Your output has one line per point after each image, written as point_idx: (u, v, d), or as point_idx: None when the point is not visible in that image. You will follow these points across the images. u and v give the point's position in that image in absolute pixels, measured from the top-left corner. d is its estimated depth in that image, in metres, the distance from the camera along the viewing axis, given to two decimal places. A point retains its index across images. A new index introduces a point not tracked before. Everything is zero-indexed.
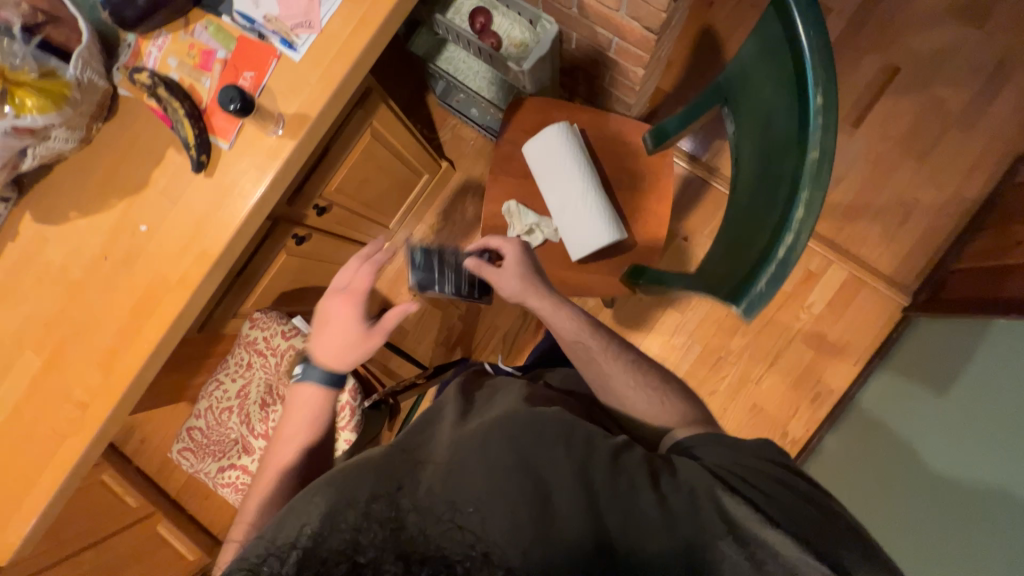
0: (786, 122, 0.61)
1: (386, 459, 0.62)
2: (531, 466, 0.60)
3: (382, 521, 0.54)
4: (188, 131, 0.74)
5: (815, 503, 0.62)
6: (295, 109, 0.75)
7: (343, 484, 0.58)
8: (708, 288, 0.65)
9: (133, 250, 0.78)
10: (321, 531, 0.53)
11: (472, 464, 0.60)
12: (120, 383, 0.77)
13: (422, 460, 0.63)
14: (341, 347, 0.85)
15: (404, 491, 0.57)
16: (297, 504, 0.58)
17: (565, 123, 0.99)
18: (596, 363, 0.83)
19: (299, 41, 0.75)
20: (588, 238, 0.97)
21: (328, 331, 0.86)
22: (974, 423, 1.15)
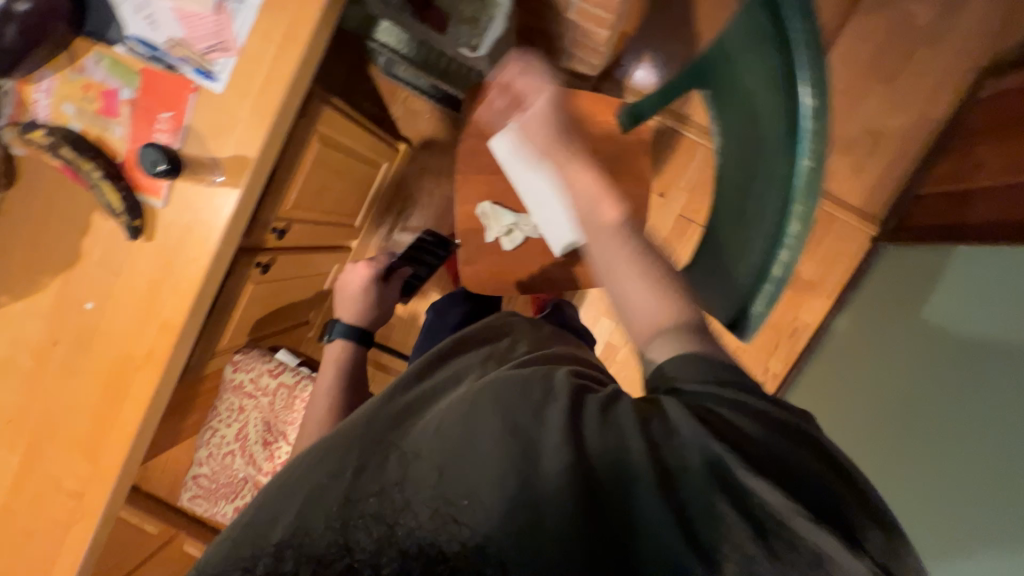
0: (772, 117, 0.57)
1: (356, 430, 0.51)
2: (519, 430, 0.45)
3: (351, 517, 0.44)
4: (112, 195, 0.65)
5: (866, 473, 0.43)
6: (231, 152, 0.66)
7: (308, 472, 0.49)
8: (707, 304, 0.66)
9: (83, 330, 0.71)
10: (291, 531, 0.45)
11: (450, 433, 0.47)
12: (110, 468, 0.74)
13: (392, 431, 0.51)
14: (358, 301, 0.99)
15: (377, 476, 0.47)
16: (269, 492, 0.49)
17: (531, 111, 0.91)
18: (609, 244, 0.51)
19: (216, 68, 0.64)
20: (571, 234, 0.93)
21: (349, 291, 1.00)
22: (992, 332, 1.04)
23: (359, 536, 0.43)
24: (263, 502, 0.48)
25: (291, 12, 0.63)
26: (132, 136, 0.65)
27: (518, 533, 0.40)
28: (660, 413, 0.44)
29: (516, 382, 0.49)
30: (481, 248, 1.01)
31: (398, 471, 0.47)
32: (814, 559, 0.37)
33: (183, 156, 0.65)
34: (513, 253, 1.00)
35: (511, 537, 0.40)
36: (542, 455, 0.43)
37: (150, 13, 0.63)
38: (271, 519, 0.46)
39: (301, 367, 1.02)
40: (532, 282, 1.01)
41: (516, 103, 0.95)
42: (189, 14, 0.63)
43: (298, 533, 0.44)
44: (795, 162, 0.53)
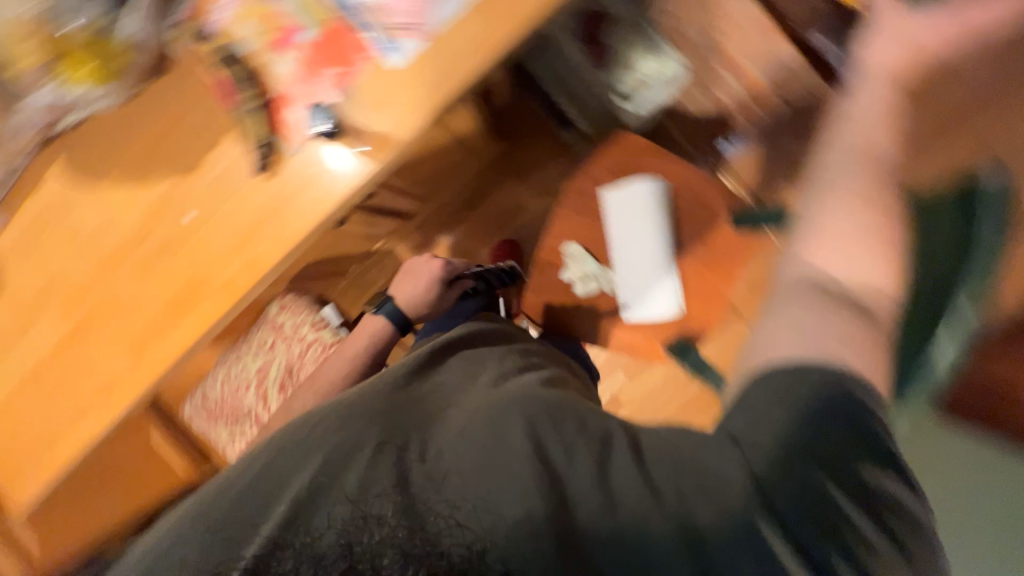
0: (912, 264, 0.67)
1: (353, 421, 0.50)
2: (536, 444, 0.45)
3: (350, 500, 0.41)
4: (259, 129, 0.66)
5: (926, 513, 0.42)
6: (380, 129, 0.65)
7: (296, 463, 0.47)
8: None
9: (174, 237, 0.71)
10: (286, 536, 0.39)
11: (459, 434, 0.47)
12: (146, 374, 0.74)
13: (394, 419, 0.50)
14: (417, 293, 0.98)
15: (381, 459, 0.45)
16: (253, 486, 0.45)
17: (653, 181, 0.93)
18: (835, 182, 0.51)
19: (401, 45, 0.64)
20: (648, 307, 0.96)
21: (413, 280, 0.99)
22: None
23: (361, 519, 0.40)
24: (231, 496, 0.45)
25: (492, 21, 0.63)
26: (297, 80, 0.65)
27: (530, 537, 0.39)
28: (695, 463, 0.42)
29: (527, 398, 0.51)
30: (554, 284, 1.00)
31: (406, 457, 0.45)
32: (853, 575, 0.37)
33: (337, 116, 0.65)
34: (583, 301, 0.99)
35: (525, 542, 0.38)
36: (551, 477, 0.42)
37: None
38: (246, 510, 0.43)
39: (342, 329, 1.02)
40: (590, 334, 1.00)
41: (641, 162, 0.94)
42: None
43: (292, 531, 0.40)
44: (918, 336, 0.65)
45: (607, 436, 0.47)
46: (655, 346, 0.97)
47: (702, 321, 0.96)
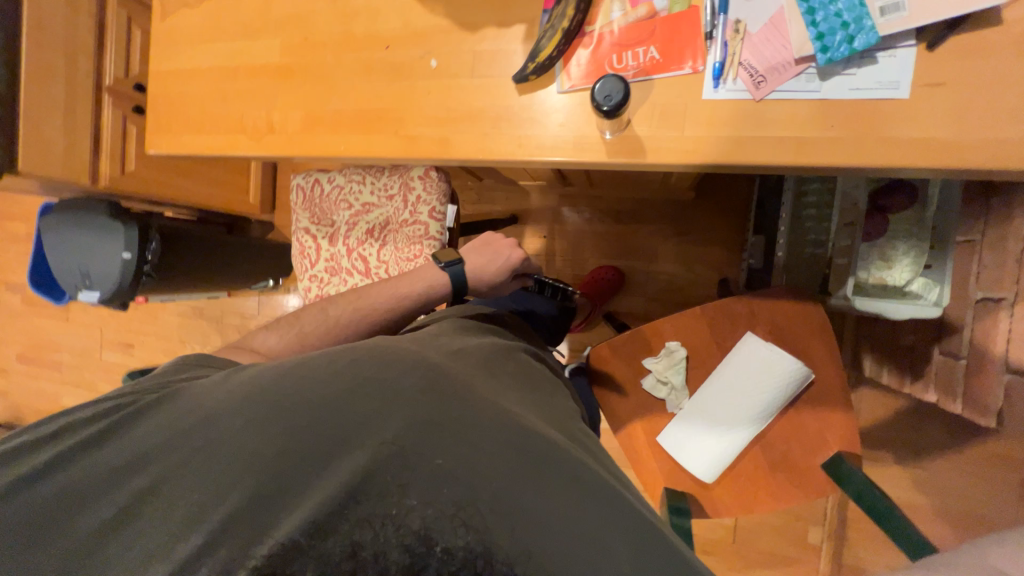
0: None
1: (348, 401, 0.51)
2: (531, 517, 0.45)
3: (366, 498, 0.46)
4: (548, 43, 0.61)
5: None
6: (639, 134, 0.60)
7: (338, 418, 0.50)
8: None
9: (408, 67, 0.71)
10: (298, 524, 0.44)
11: (461, 455, 0.48)
12: (303, 148, 0.78)
13: (396, 406, 0.50)
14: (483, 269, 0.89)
15: (381, 461, 0.47)
16: (263, 444, 0.48)
17: (801, 367, 0.84)
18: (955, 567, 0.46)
19: (729, 82, 0.57)
20: (687, 457, 0.90)
21: (488, 255, 0.89)
22: None
23: (375, 529, 0.45)
24: (240, 445, 0.49)
25: (825, 132, 0.54)
26: (617, 33, 0.61)
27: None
28: None
29: (521, 438, 0.50)
30: (629, 357, 0.95)
31: (413, 469, 0.47)
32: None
33: None
34: (639, 391, 0.95)
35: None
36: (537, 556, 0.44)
37: None
38: (257, 468, 0.47)
39: (447, 232, 1.02)
40: (617, 418, 0.96)
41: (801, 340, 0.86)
42: (780, 29, 0.54)
43: (316, 530, 0.44)
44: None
45: (588, 518, 0.46)
46: (657, 477, 0.93)
47: (713, 498, 0.91)
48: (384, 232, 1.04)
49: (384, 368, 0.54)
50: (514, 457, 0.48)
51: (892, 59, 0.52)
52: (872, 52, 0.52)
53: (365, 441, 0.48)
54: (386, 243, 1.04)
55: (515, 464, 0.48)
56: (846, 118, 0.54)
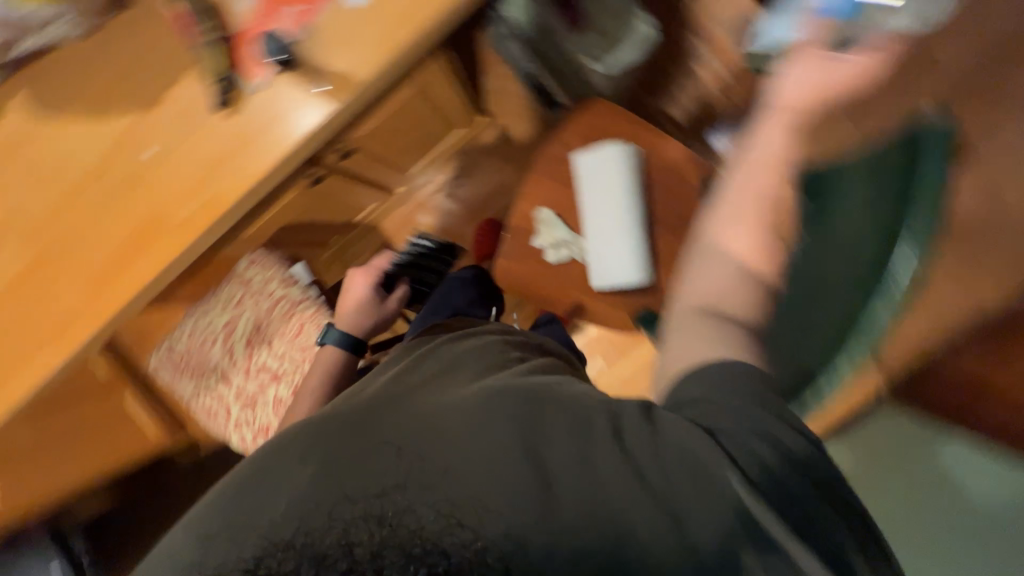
0: (850, 258, 0.48)
1: (346, 444, 0.50)
2: (536, 457, 0.45)
3: (350, 513, 0.42)
4: (217, 62, 0.66)
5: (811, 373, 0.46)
6: (342, 67, 0.65)
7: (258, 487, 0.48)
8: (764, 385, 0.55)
9: (131, 173, 0.71)
10: (293, 533, 0.42)
11: (450, 438, 0.48)
12: (103, 310, 0.73)
13: (313, 454, 0.50)
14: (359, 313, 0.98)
15: (369, 479, 0.45)
16: (265, 494, 0.48)
17: (626, 143, 0.92)
18: (732, 216, 0.52)
19: None
20: (615, 272, 0.93)
21: (347, 300, 1.00)
22: None
23: (369, 523, 0.41)
24: (251, 496, 0.48)
25: None
26: (257, 15, 0.65)
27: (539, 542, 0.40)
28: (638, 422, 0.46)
29: (516, 400, 0.52)
30: (524, 251, 0.99)
31: (399, 473, 0.45)
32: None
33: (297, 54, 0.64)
34: (553, 268, 0.99)
35: (533, 539, 0.41)
36: (555, 484, 0.44)
37: None
38: (259, 509, 0.46)
39: (311, 286, 1.03)
40: (558, 302, 1.00)
41: (614, 130, 0.95)
42: None
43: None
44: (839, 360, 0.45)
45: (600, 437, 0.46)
46: (622, 315, 0.97)
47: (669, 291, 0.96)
48: (260, 335, 1.00)
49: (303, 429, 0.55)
50: (510, 419, 0.49)
51: None
52: None
53: (355, 467, 0.47)
54: (269, 341, 1.00)
55: (512, 423, 0.49)
56: None
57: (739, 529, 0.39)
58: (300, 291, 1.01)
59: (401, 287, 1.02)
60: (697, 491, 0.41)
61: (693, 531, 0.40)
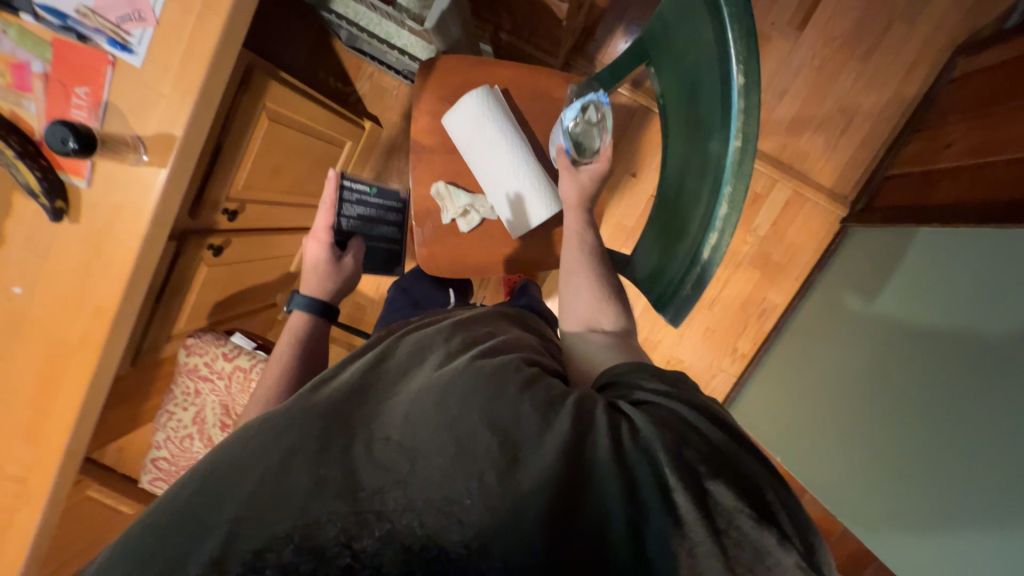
0: (709, 105, 0.56)
1: (329, 428, 0.44)
2: (506, 431, 0.42)
3: (341, 506, 0.39)
4: (27, 176, 0.62)
5: (707, 212, 0.54)
6: (157, 129, 0.63)
7: (212, 496, 0.41)
8: (656, 265, 0.63)
9: (13, 317, 0.69)
10: (291, 526, 0.38)
11: (423, 424, 0.43)
12: (52, 456, 0.73)
13: (269, 455, 0.42)
14: (317, 276, 0.97)
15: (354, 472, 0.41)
16: (239, 478, 0.42)
17: (483, 88, 0.88)
18: (572, 272, 0.70)
19: (133, 40, 0.61)
20: (528, 214, 0.91)
21: (311, 268, 0.98)
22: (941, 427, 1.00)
23: (360, 518, 0.38)
24: (226, 468, 0.43)
25: None
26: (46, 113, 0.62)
27: (518, 516, 0.38)
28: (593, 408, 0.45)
29: (485, 376, 0.46)
30: (437, 230, 0.98)
31: (382, 469, 0.41)
32: (754, 556, 0.38)
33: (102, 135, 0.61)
34: (470, 235, 0.98)
35: (511, 512, 0.38)
36: (528, 458, 0.40)
37: None
38: (231, 495, 0.41)
39: (257, 348, 1.02)
40: (488, 264, 0.99)
41: (471, 78, 0.92)
42: None
43: None
44: (720, 188, 0.53)
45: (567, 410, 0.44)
46: (551, 250, 0.97)
47: None
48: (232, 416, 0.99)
49: (258, 426, 0.46)
50: (478, 398, 0.44)
51: None
52: None
53: (339, 461, 0.42)
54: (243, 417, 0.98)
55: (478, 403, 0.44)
56: None
57: (677, 485, 0.39)
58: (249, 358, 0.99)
59: (355, 246, 1.03)
60: (642, 465, 0.41)
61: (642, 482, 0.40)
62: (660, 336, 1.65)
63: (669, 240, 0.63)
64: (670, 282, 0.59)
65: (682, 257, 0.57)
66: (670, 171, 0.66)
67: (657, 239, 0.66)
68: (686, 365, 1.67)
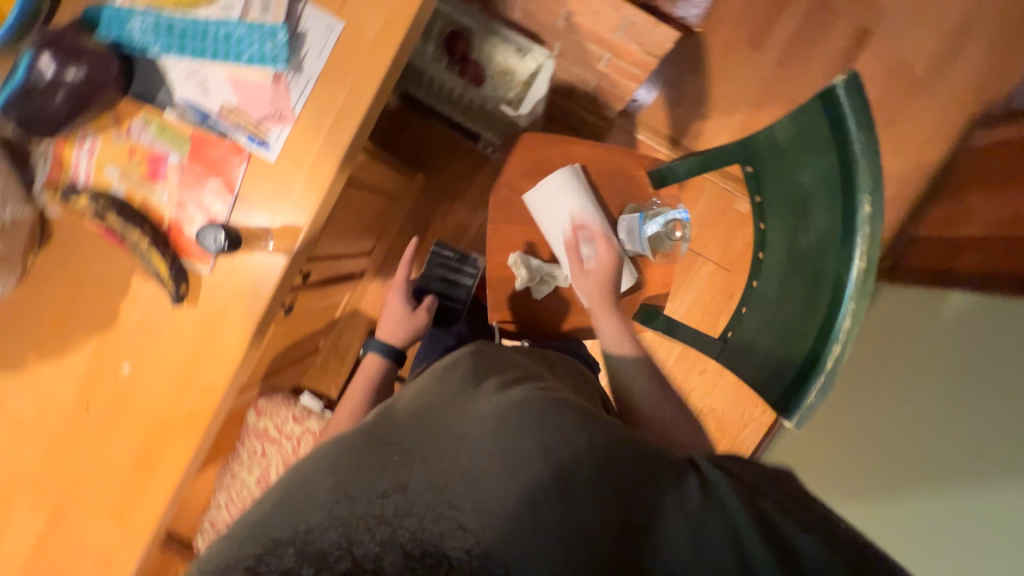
0: (823, 225, 0.60)
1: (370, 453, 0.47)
2: (539, 456, 0.44)
3: (355, 519, 0.39)
4: (155, 263, 0.63)
5: (826, 325, 0.57)
6: (286, 217, 0.65)
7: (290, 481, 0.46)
8: (764, 364, 0.66)
9: (118, 394, 0.69)
10: (297, 531, 0.39)
11: (469, 448, 0.45)
12: (140, 537, 0.71)
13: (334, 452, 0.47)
14: (397, 324, 1.00)
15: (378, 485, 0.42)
16: (286, 491, 0.44)
17: (568, 168, 0.94)
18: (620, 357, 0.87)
19: (271, 136, 0.63)
20: (604, 287, 0.95)
21: (388, 315, 1.01)
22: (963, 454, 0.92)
23: (370, 530, 0.38)
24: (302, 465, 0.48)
25: (345, 85, 0.62)
26: (179, 203, 0.64)
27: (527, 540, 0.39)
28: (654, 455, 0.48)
29: (538, 409, 0.49)
30: (510, 296, 1.00)
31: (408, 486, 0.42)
32: None
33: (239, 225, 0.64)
34: (543, 302, 0.99)
35: (525, 536, 0.39)
36: (564, 488, 0.42)
37: (203, 79, 0.62)
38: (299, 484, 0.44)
39: (324, 409, 1.03)
40: (559, 329, 1.00)
41: (550, 155, 0.97)
42: (245, 82, 0.62)
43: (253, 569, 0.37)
44: (840, 304, 0.56)
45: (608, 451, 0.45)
46: None
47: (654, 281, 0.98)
48: None
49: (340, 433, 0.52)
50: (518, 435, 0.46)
51: (310, 14, 0.61)
52: (295, 31, 0.61)
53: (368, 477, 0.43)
54: None
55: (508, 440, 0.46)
56: (341, 67, 0.62)
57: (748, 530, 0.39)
58: (318, 420, 1.00)
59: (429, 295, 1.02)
60: (680, 518, 0.41)
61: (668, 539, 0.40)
62: (693, 385, 1.62)
63: (776, 339, 0.65)
64: (785, 386, 0.61)
65: (800, 365, 0.60)
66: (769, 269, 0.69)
67: (759, 332, 0.69)
68: (721, 416, 1.62)
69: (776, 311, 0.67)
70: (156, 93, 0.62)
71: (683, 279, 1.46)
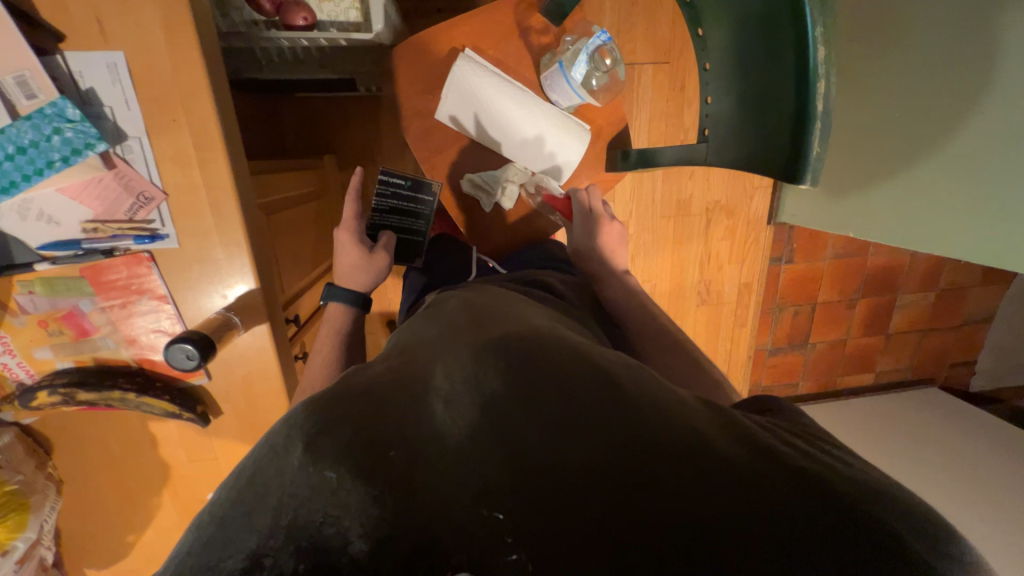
0: None
1: (353, 382, 0.36)
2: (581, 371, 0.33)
3: (343, 503, 0.27)
4: (156, 406, 0.59)
5: (812, 60, 0.49)
6: (235, 288, 0.59)
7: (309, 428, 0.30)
8: (756, 147, 0.61)
9: None
10: (287, 517, 0.26)
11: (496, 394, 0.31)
12: None
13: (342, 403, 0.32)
14: (355, 269, 0.78)
15: (365, 428, 0.30)
16: (289, 454, 0.29)
17: (465, 54, 0.82)
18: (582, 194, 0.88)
19: (157, 224, 0.54)
20: (565, 159, 0.90)
21: (345, 256, 0.78)
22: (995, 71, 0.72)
23: (366, 511, 0.26)
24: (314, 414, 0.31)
25: (184, 121, 0.51)
26: (127, 339, 0.59)
27: (550, 461, 0.27)
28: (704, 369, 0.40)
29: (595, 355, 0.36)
30: (486, 220, 0.93)
31: (401, 417, 0.31)
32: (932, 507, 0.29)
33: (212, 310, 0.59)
34: (518, 206, 0.93)
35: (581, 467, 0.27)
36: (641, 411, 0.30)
37: (41, 211, 0.52)
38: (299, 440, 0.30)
39: None
40: (549, 221, 0.95)
41: (438, 58, 0.84)
42: (83, 186, 0.51)
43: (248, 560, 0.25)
44: (806, 30, 0.48)
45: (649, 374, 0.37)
46: (598, 175, 0.93)
47: (609, 120, 0.90)
48: None
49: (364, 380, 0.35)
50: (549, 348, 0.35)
51: (80, 65, 0.48)
52: (84, 95, 0.49)
53: (359, 411, 0.31)
54: None
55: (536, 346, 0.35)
56: (160, 105, 0.50)
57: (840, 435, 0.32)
58: None
59: (386, 233, 0.83)
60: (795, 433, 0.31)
61: (715, 428, 0.30)
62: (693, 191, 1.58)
63: (763, 110, 0.59)
64: (783, 153, 0.57)
65: (788, 122, 0.55)
66: (722, 37, 0.62)
67: (735, 117, 0.64)
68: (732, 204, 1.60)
69: (751, 78, 0.60)
70: (13, 255, 0.53)
71: (634, 98, 1.28)
